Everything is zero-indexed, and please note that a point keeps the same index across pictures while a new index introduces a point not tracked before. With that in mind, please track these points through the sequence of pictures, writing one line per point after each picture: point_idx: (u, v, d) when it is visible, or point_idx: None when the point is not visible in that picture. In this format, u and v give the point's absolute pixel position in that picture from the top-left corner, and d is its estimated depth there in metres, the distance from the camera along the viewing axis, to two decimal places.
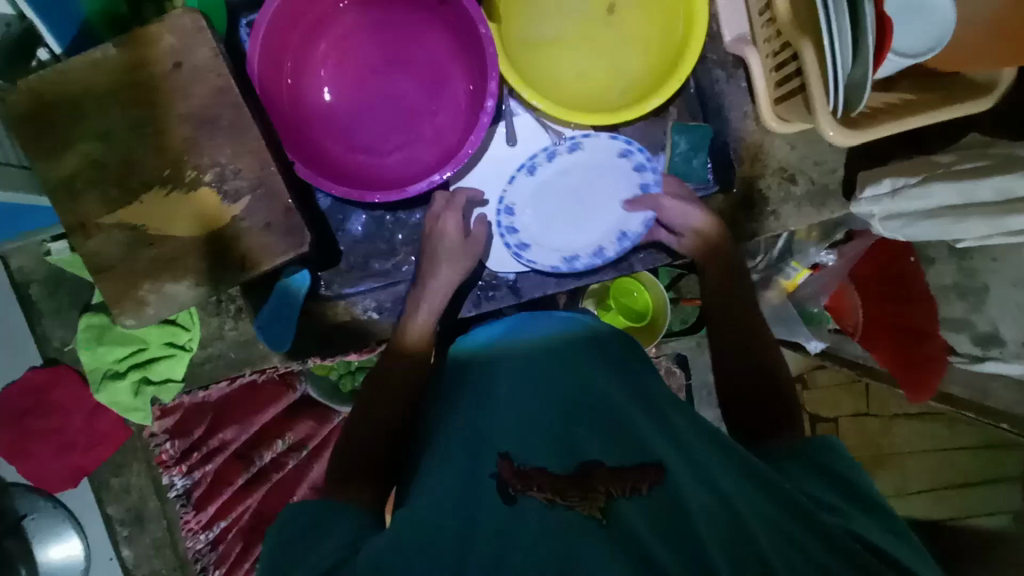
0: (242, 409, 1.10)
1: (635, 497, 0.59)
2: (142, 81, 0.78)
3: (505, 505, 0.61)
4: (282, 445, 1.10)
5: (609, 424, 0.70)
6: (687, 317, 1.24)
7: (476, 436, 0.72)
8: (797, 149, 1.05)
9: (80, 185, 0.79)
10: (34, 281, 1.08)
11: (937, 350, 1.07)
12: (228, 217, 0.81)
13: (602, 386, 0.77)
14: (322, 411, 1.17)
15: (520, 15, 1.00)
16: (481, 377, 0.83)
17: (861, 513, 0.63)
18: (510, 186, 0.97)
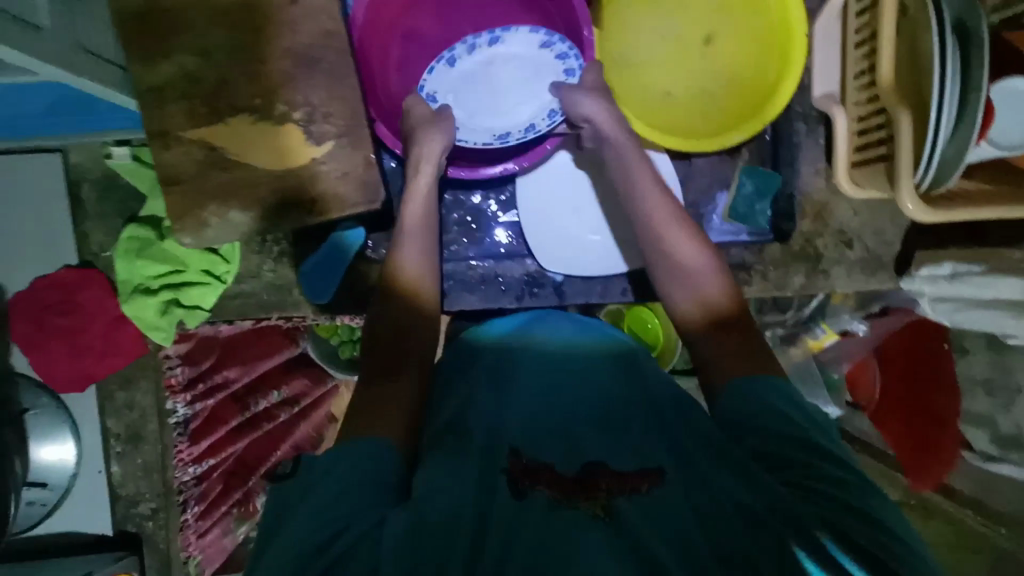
0: (248, 352, 1.09)
1: (634, 497, 0.60)
2: (254, 8, 0.79)
3: (514, 499, 0.60)
4: (276, 397, 1.09)
5: (622, 438, 0.68)
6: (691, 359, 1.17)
7: (493, 418, 0.71)
8: (859, 215, 1.07)
9: (169, 94, 0.79)
10: (87, 180, 1.08)
11: (949, 440, 1.08)
12: (308, 158, 0.82)
13: (619, 397, 0.74)
14: (319, 372, 1.18)
15: (619, 27, 1.01)
16: (496, 367, 0.81)
17: (845, 497, 0.58)
18: (430, 74, 0.94)
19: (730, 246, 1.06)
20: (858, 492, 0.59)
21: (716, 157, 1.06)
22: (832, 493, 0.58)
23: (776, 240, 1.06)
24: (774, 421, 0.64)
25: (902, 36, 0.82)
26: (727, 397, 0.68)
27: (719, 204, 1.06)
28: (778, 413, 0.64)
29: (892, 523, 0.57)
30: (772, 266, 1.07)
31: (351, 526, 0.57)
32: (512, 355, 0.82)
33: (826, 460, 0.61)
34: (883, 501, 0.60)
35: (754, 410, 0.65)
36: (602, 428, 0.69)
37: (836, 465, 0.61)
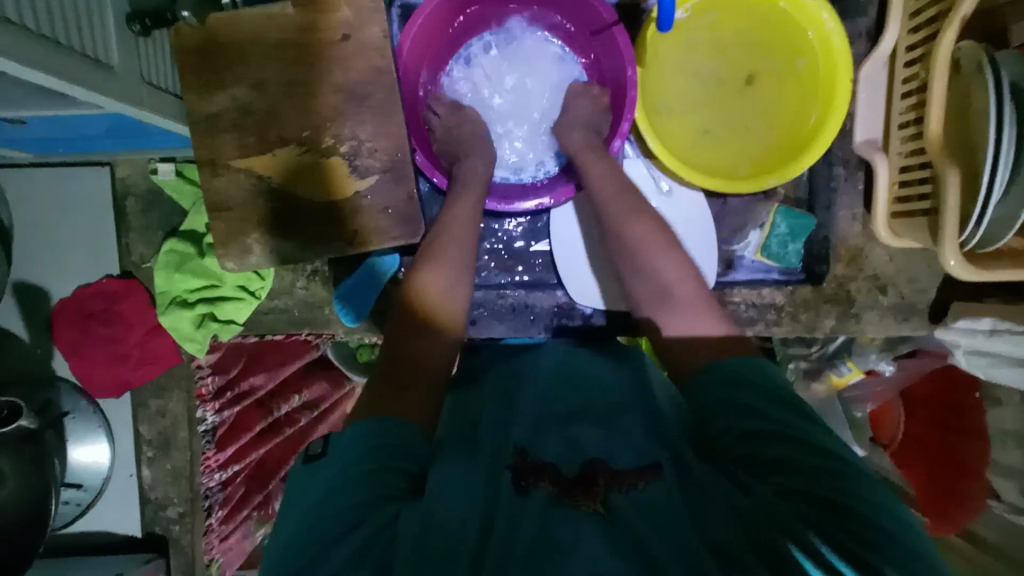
0: (271, 359, 1.12)
1: (632, 493, 0.58)
2: (308, 44, 0.81)
3: (518, 496, 0.58)
4: (298, 401, 1.11)
5: (617, 423, 0.68)
6: None
7: (502, 429, 0.70)
8: (894, 261, 1.06)
9: (221, 125, 0.81)
10: (133, 194, 1.11)
11: (978, 491, 1.06)
12: (352, 190, 0.83)
13: (617, 394, 0.74)
14: (337, 375, 1.17)
15: (662, 65, 1.02)
16: (510, 371, 0.84)
17: (831, 492, 0.56)
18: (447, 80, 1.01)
19: (761, 286, 1.06)
20: (843, 483, 0.57)
21: (751, 197, 1.06)
22: (816, 491, 0.57)
23: (808, 283, 1.06)
24: (749, 419, 0.64)
25: (954, 90, 0.82)
26: (697, 391, 0.69)
27: (751, 242, 1.06)
28: (751, 412, 0.64)
29: (881, 512, 0.55)
30: (803, 308, 1.06)
31: (363, 521, 0.56)
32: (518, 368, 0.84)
33: (807, 453, 0.60)
34: (872, 484, 0.58)
35: (728, 413, 0.65)
36: (604, 427, 0.67)
37: (818, 456, 0.60)
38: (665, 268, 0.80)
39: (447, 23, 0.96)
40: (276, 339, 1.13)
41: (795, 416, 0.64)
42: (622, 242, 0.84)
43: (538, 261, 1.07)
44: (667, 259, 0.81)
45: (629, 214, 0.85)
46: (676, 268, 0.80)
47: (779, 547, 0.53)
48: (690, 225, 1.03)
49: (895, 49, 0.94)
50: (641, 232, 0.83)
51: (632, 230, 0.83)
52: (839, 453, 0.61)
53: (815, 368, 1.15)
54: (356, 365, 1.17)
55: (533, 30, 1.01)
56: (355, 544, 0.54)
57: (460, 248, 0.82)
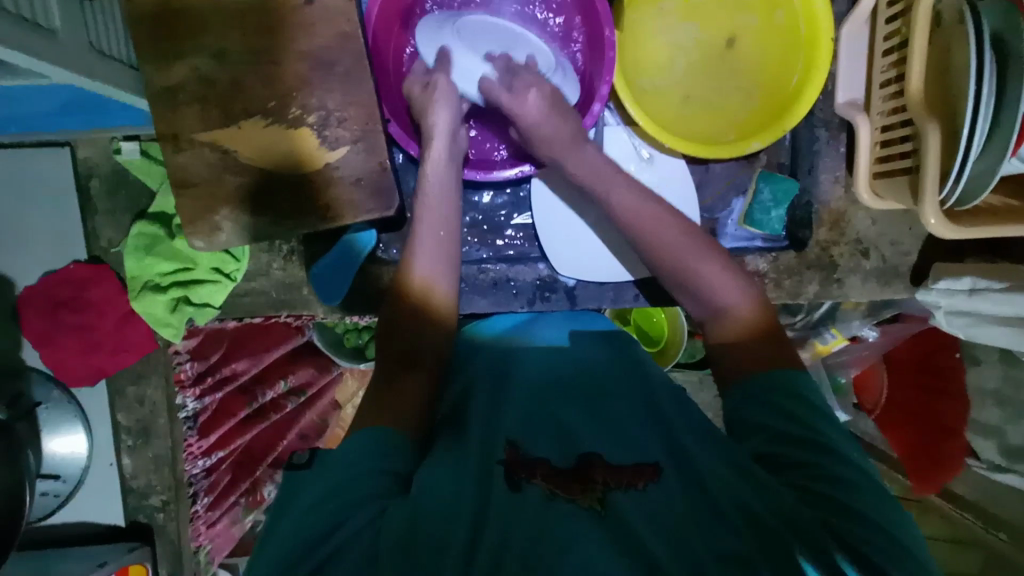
0: (254, 344, 1.12)
1: (631, 491, 0.59)
2: (269, 9, 0.77)
3: (511, 492, 0.59)
4: (284, 386, 1.13)
5: (629, 423, 0.69)
6: (695, 352, 1.20)
7: (489, 424, 0.69)
8: (877, 224, 1.05)
9: (182, 97, 0.77)
10: (96, 175, 1.07)
11: (956, 451, 1.07)
12: (322, 162, 0.81)
13: (622, 391, 0.75)
14: (322, 361, 1.26)
15: (641, 31, 0.99)
16: (503, 356, 0.84)
17: (849, 500, 0.57)
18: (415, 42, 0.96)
19: (744, 253, 1.06)
20: (862, 495, 0.58)
21: (733, 163, 1.05)
22: (836, 498, 0.57)
23: (791, 248, 1.05)
24: (780, 420, 0.64)
25: (935, 46, 0.81)
26: (736, 393, 0.68)
27: (734, 210, 1.06)
28: (779, 410, 0.64)
29: (896, 526, 0.57)
30: (787, 274, 1.05)
31: (349, 519, 0.56)
32: (511, 356, 0.83)
33: (834, 460, 0.60)
34: (879, 491, 0.59)
35: (761, 411, 0.65)
36: (609, 429, 0.67)
37: (842, 464, 0.60)
38: (723, 286, 0.73)
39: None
40: (259, 322, 1.13)
41: (825, 424, 0.64)
42: (660, 253, 0.76)
43: (519, 234, 1.05)
44: (724, 279, 0.73)
45: (661, 217, 0.77)
46: (730, 284, 0.73)
47: (791, 551, 0.54)
48: (671, 193, 1.02)
49: (875, 7, 0.93)
50: (677, 241, 0.75)
51: (673, 244, 0.75)
52: (860, 465, 0.61)
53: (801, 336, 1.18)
54: (343, 350, 1.22)
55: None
56: (341, 539, 0.54)
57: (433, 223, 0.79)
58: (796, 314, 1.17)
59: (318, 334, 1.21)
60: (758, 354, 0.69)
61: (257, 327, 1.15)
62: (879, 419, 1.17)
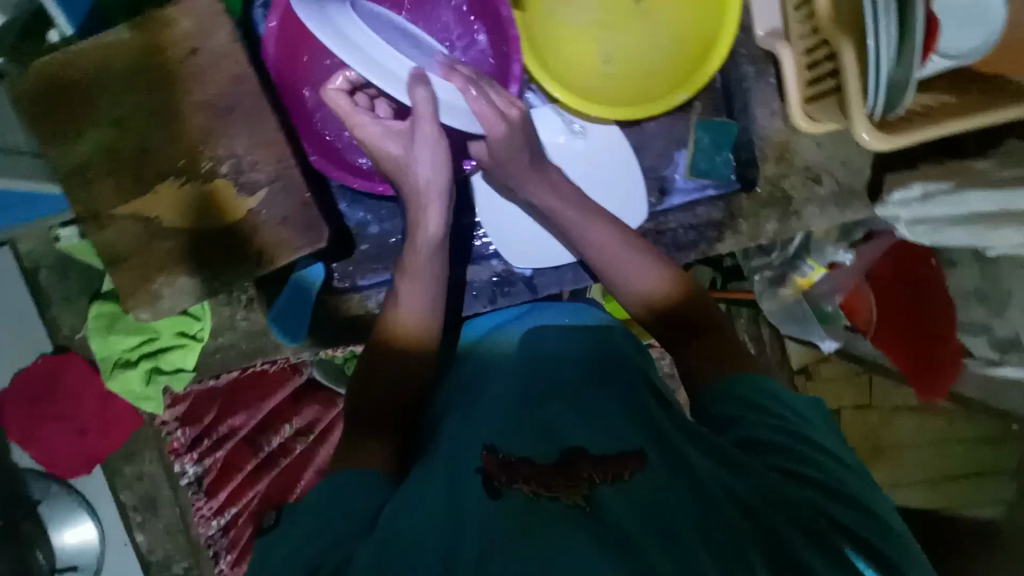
0: (248, 395, 1.11)
1: (616, 484, 0.59)
2: (156, 67, 0.76)
3: (490, 498, 0.59)
4: (290, 429, 1.10)
5: (609, 418, 0.67)
6: None
7: (465, 432, 0.70)
8: (823, 149, 1.03)
9: (92, 173, 0.77)
10: (43, 265, 1.06)
11: (952, 354, 1.06)
12: (243, 210, 0.79)
13: (599, 386, 0.73)
14: (328, 395, 1.15)
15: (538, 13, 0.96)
16: (480, 370, 0.83)
17: (830, 479, 0.60)
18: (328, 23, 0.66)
19: (695, 205, 1.04)
20: (839, 475, 0.61)
21: (667, 118, 1.03)
22: (820, 482, 0.59)
23: (742, 191, 1.03)
24: (754, 411, 0.66)
25: None
26: (711, 388, 0.70)
27: (680, 163, 1.04)
28: (751, 402, 0.66)
29: (868, 496, 0.60)
30: (743, 218, 1.03)
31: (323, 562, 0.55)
32: (484, 372, 0.82)
33: (813, 449, 0.63)
34: (862, 485, 0.61)
35: (736, 421, 0.66)
36: (591, 423, 0.66)
37: (812, 448, 0.63)
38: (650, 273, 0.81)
39: None
40: (254, 371, 1.10)
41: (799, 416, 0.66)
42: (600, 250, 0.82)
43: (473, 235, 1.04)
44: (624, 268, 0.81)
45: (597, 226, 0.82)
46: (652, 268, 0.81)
47: (786, 534, 0.54)
48: (609, 163, 1.00)
49: None
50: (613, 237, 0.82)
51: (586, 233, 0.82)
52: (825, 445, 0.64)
53: (779, 274, 1.08)
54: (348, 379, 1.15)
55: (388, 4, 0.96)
56: None
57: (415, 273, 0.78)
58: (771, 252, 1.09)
59: (318, 367, 1.15)
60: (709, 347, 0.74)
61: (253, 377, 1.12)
62: (875, 340, 1.09)
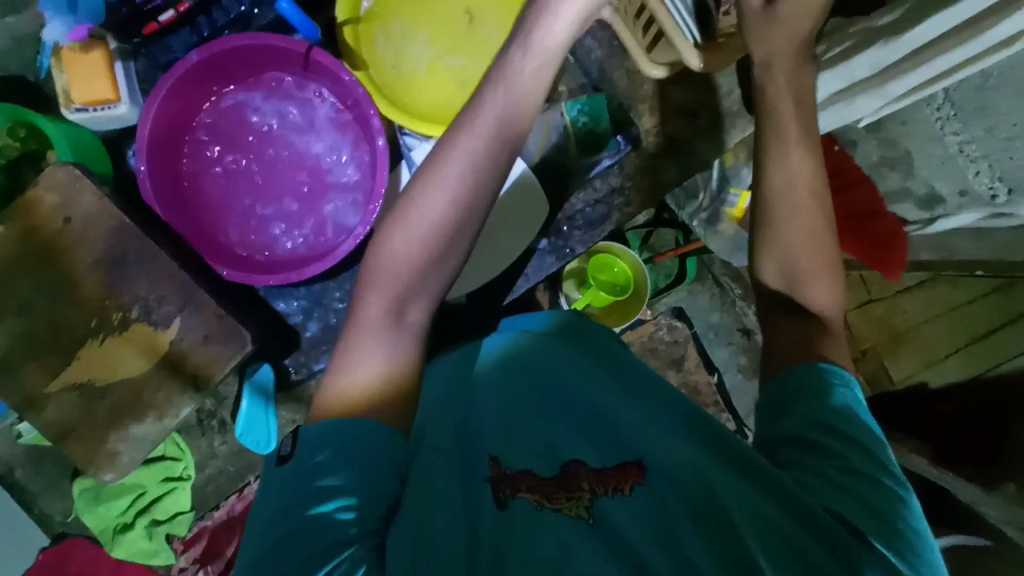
0: None
1: (618, 496, 0.59)
2: (40, 246, 0.79)
3: (500, 510, 0.60)
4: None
5: (614, 435, 0.67)
6: (670, 271, 1.33)
7: (463, 453, 0.70)
8: (688, 85, 1.07)
9: (16, 363, 0.79)
10: (16, 465, 1.07)
11: (889, 227, 1.06)
12: (165, 343, 0.81)
13: (606, 403, 0.72)
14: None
15: (373, 54, 1.00)
16: (465, 395, 0.80)
17: (856, 482, 0.55)
18: None
19: (592, 180, 1.06)
20: (892, 493, 0.54)
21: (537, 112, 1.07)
22: (850, 487, 0.55)
23: (633, 150, 1.06)
24: (819, 403, 0.60)
25: None
26: (785, 376, 0.64)
27: (568, 148, 1.06)
28: (824, 396, 0.61)
29: (901, 513, 0.53)
30: (643, 174, 1.06)
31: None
32: (467, 386, 0.81)
33: (861, 453, 0.57)
34: (896, 491, 0.55)
35: (789, 418, 0.61)
36: (596, 438, 0.67)
37: (868, 459, 0.56)
38: (789, 162, 0.69)
39: (175, 156, 0.95)
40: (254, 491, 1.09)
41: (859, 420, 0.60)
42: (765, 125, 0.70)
43: None
44: (802, 157, 0.69)
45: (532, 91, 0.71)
46: (795, 159, 0.69)
47: (801, 536, 0.51)
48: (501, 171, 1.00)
49: None
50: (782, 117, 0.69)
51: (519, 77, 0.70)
52: (891, 468, 0.57)
53: (712, 212, 1.19)
54: None
55: (243, 106, 0.99)
56: None
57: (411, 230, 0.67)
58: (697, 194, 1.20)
59: None
60: (795, 333, 0.68)
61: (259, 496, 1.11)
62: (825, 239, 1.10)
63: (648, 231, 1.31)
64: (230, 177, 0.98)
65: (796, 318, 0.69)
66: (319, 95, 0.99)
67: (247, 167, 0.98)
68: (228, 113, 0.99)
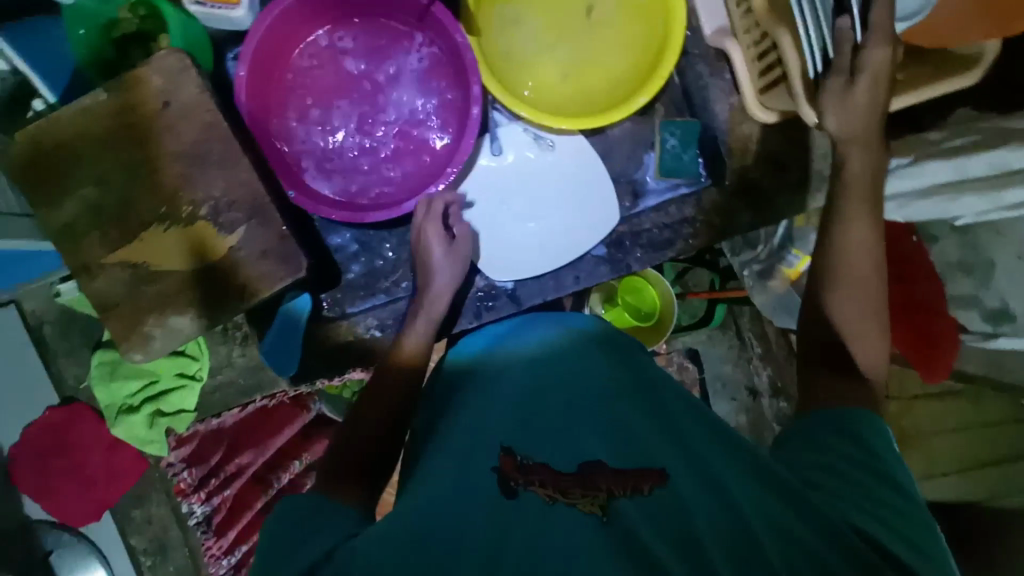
0: (254, 434, 1.11)
1: (636, 497, 0.59)
2: (133, 123, 0.81)
3: (507, 499, 0.61)
4: (299, 466, 1.11)
5: (628, 434, 0.68)
6: (696, 311, 1.29)
7: (480, 431, 0.72)
8: (787, 136, 1.05)
9: (81, 228, 0.81)
10: (47, 322, 1.11)
11: (947, 328, 1.02)
12: (224, 248, 0.83)
13: (623, 406, 0.74)
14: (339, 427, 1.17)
15: (486, 24, 0.99)
16: (486, 378, 0.83)
17: (876, 502, 0.61)
18: None
19: (665, 205, 1.06)
20: (914, 519, 0.60)
21: (629, 123, 1.06)
22: (873, 508, 0.60)
23: (712, 185, 1.05)
24: (845, 441, 0.66)
25: None
26: (811, 422, 0.70)
27: (649, 166, 1.06)
28: (850, 432, 0.67)
29: (922, 537, 0.59)
30: (715, 212, 1.05)
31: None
32: (497, 368, 0.84)
33: (885, 485, 0.62)
34: (917, 516, 0.61)
35: (816, 452, 0.67)
36: (609, 433, 0.68)
37: (889, 489, 0.62)
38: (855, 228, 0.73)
39: (273, 72, 0.96)
40: (258, 407, 1.12)
41: (884, 444, 0.66)
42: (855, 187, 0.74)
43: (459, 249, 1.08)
44: (865, 227, 0.73)
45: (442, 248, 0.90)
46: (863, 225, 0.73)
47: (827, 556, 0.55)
48: (577, 170, 1.02)
49: None
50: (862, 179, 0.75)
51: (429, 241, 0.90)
52: (911, 490, 0.63)
53: (766, 267, 1.10)
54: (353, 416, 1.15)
55: (349, 41, 0.99)
56: None
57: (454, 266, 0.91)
58: (754, 244, 1.11)
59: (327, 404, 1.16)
60: (837, 386, 0.71)
61: (258, 415, 1.13)
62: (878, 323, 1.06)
63: (686, 267, 1.26)
64: (319, 106, 0.99)
65: (838, 377, 0.72)
66: (424, 50, 0.99)
67: (335, 101, 0.99)
68: (331, 45, 0.99)
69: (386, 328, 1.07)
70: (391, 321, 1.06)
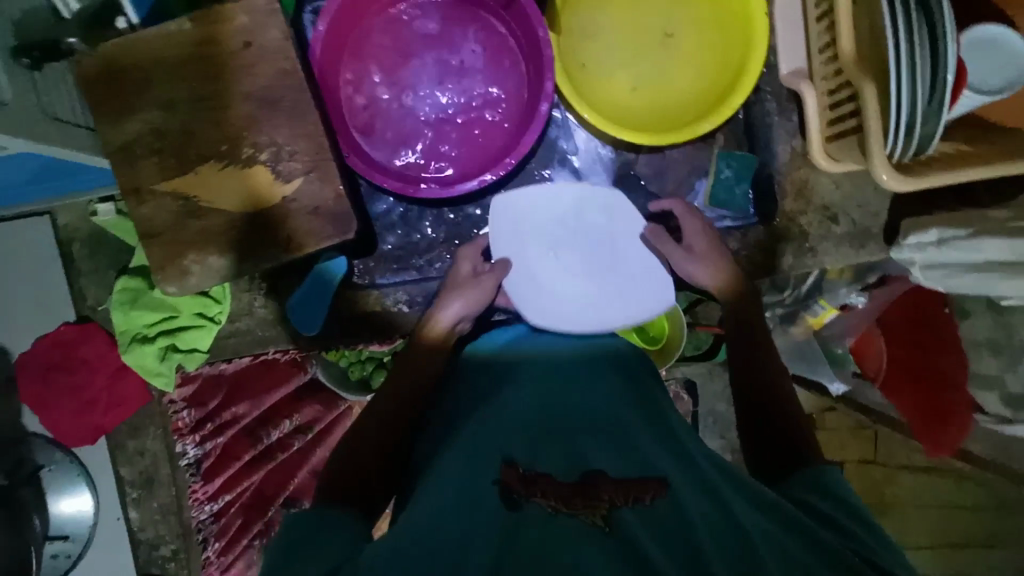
0: (255, 384, 1.07)
1: (637, 506, 0.59)
2: (211, 57, 0.81)
3: (507, 510, 0.59)
4: (289, 426, 1.05)
5: (630, 449, 0.68)
6: (701, 343, 1.27)
7: (483, 441, 0.71)
8: (841, 188, 1.07)
9: (138, 151, 0.81)
10: (76, 239, 1.12)
11: (962, 401, 1.00)
12: (278, 196, 0.82)
13: (630, 419, 0.75)
14: (329, 395, 1.12)
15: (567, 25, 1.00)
16: (499, 379, 0.84)
17: (870, 551, 0.60)
18: None
19: None
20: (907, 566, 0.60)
21: (689, 146, 1.07)
22: (868, 554, 0.59)
23: (759, 223, 1.06)
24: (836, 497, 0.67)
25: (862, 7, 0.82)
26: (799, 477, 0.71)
27: (699, 192, 1.07)
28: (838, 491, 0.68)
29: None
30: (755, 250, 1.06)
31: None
32: (512, 368, 0.86)
33: (878, 536, 0.62)
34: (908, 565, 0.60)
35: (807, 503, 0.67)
36: (613, 446, 0.68)
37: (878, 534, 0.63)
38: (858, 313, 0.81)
39: (349, 32, 0.96)
40: (267, 360, 1.10)
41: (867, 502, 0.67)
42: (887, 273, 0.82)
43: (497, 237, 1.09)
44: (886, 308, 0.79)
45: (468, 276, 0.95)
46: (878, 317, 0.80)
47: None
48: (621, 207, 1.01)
49: None
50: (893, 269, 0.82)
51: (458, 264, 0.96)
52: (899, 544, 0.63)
53: (791, 311, 1.11)
54: (349, 385, 1.11)
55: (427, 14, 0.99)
56: None
57: (476, 289, 0.93)
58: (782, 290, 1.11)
59: (324, 370, 1.11)
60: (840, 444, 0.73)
61: (262, 368, 1.10)
62: (885, 386, 1.06)
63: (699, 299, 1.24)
64: (388, 73, 0.99)
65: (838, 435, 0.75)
66: (501, 38, 0.99)
67: (405, 70, 0.99)
68: (414, 13, 0.99)
69: (414, 304, 1.07)
70: (420, 298, 1.06)
